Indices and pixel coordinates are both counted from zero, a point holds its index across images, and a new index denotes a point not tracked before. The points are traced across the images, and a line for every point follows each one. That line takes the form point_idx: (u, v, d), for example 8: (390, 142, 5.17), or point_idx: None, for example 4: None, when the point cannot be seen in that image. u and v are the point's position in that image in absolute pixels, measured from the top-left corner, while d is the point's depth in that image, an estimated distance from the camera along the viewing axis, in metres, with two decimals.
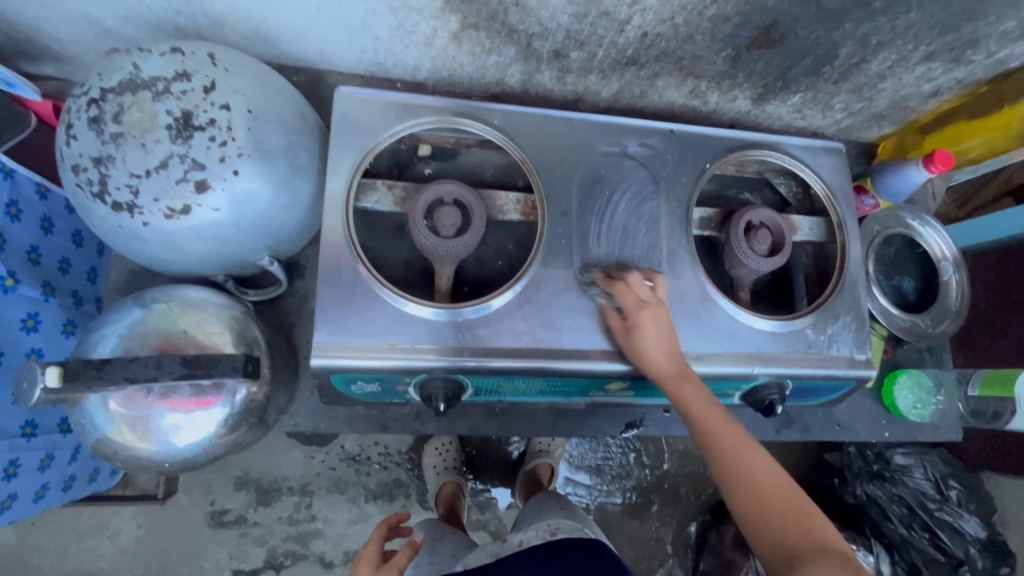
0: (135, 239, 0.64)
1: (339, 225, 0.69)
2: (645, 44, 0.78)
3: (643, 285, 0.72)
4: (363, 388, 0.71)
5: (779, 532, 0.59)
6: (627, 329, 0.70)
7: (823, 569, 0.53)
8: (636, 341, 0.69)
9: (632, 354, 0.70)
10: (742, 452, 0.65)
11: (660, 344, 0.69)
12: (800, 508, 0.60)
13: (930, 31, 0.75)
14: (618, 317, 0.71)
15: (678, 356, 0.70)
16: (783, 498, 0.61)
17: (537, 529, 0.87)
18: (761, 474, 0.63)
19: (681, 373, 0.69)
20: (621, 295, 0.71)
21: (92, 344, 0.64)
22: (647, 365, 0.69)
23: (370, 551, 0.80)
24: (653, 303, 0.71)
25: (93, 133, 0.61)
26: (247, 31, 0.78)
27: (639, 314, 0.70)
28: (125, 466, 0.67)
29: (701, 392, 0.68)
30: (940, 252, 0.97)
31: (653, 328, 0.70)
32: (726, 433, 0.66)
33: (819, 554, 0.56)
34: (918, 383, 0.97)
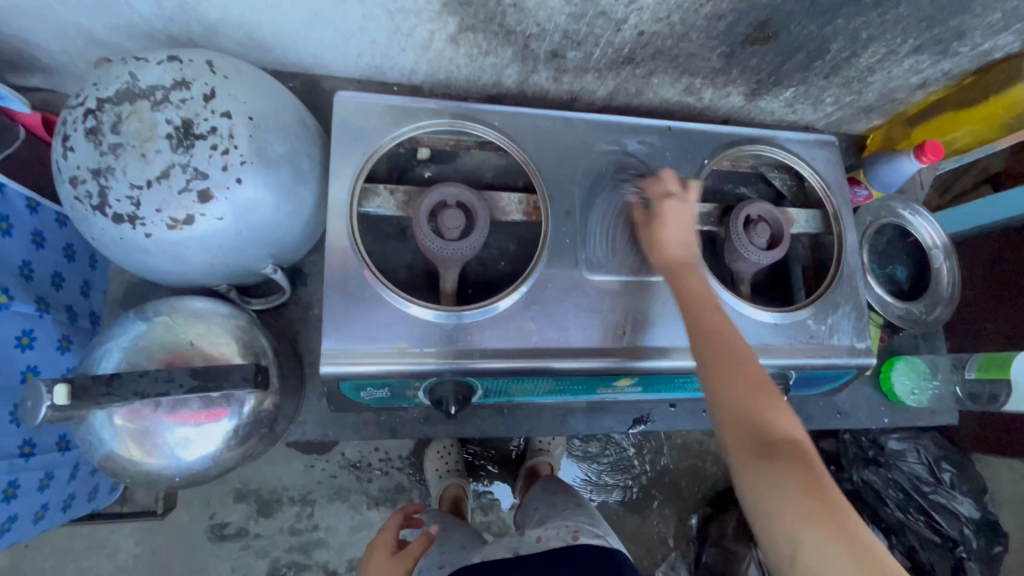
0: (137, 251, 0.63)
1: (344, 230, 0.69)
2: (642, 42, 0.78)
3: (672, 181, 0.75)
4: (373, 395, 0.71)
5: (747, 410, 0.60)
6: (649, 219, 0.73)
7: (783, 459, 0.56)
8: (654, 228, 0.72)
9: (648, 240, 0.73)
10: (726, 333, 0.65)
11: (675, 234, 0.72)
12: (774, 395, 0.61)
13: (918, 25, 0.76)
14: (643, 212, 0.75)
15: (693, 249, 0.72)
16: (761, 383, 0.62)
17: (556, 529, 0.86)
18: (742, 356, 0.64)
19: (689, 261, 0.71)
20: (649, 187, 0.75)
21: (96, 361, 0.63)
22: (659, 249, 0.72)
23: (385, 538, 0.86)
24: (680, 198, 0.73)
25: (90, 144, 0.60)
26: (241, 37, 0.77)
27: (664, 204, 0.73)
28: (135, 482, 0.66)
29: (702, 285, 0.70)
30: (930, 240, 1.00)
31: (672, 219, 0.73)
32: (716, 319, 0.66)
33: (783, 445, 0.57)
34: (914, 369, 0.98)
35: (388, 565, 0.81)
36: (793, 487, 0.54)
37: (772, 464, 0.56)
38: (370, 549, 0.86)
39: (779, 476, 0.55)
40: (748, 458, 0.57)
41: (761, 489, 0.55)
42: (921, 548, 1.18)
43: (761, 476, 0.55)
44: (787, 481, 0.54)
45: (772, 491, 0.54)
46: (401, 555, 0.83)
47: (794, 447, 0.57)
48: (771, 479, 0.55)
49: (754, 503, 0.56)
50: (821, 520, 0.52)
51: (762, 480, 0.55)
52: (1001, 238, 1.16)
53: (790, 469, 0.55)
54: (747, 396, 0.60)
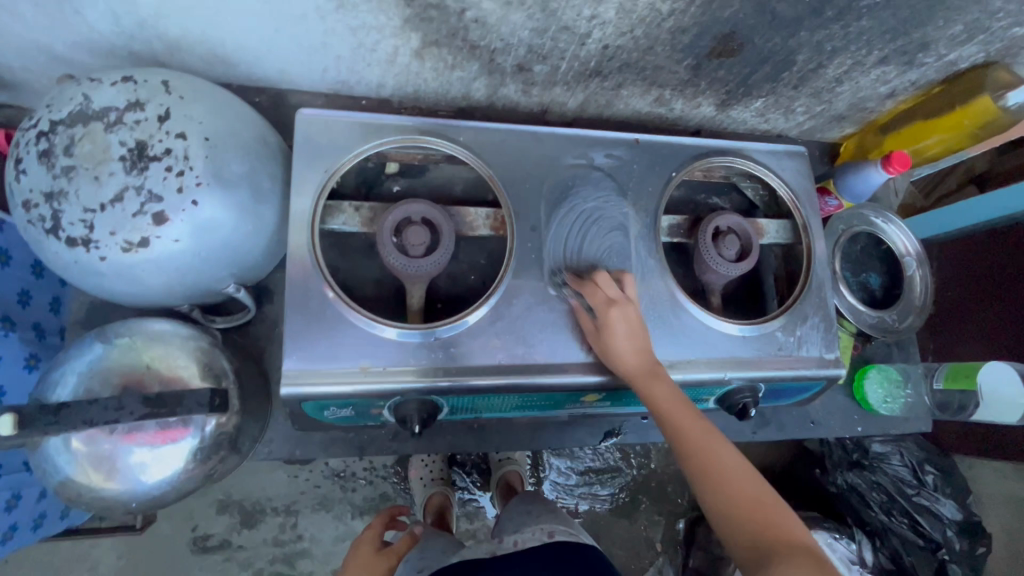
0: (93, 275, 0.62)
1: (306, 248, 0.68)
2: (607, 56, 0.78)
3: (609, 284, 0.73)
4: (337, 414, 0.70)
5: (751, 530, 0.58)
6: (598, 328, 0.70)
7: (797, 569, 0.53)
8: (606, 342, 0.70)
9: (605, 354, 0.70)
10: (709, 449, 0.64)
11: (630, 344, 0.69)
12: (773, 506, 0.60)
13: (882, 37, 0.76)
14: (591, 319, 0.72)
15: (648, 353, 0.70)
16: (756, 497, 0.61)
17: (534, 531, 0.86)
18: (732, 470, 0.62)
19: (651, 369, 0.69)
20: (589, 294, 0.72)
21: (52, 385, 0.62)
22: (617, 364, 0.69)
23: (370, 536, 0.89)
24: (622, 302, 0.71)
25: (43, 167, 0.59)
26: (205, 54, 0.77)
27: (608, 311, 0.70)
28: (90, 507, 0.65)
29: (672, 391, 0.68)
30: (903, 248, 1.00)
31: (621, 326, 0.70)
32: (693, 428, 0.65)
33: (795, 554, 0.55)
34: (887, 377, 0.99)
35: (371, 560, 0.84)
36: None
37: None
38: (354, 547, 0.88)
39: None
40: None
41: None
42: (904, 551, 1.19)
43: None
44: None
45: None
46: (387, 552, 0.86)
47: (806, 554, 0.55)
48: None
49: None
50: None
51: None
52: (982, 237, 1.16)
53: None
54: (748, 514, 0.59)
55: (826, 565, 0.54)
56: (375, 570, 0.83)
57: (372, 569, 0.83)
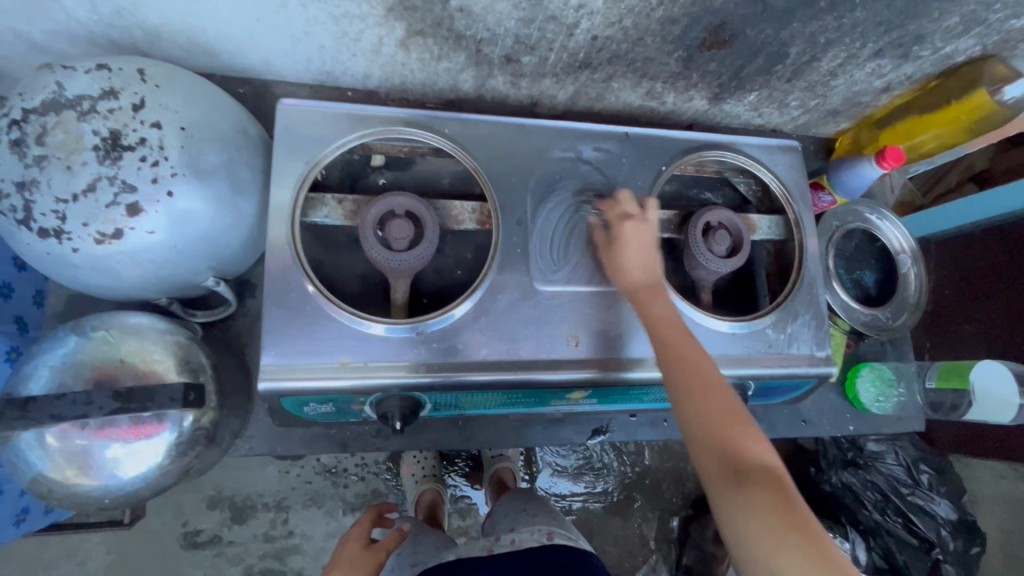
0: (66, 267, 0.61)
1: (286, 241, 0.67)
2: (597, 47, 0.77)
3: (628, 202, 0.74)
4: (317, 410, 0.69)
5: (721, 443, 0.61)
6: (609, 244, 0.73)
7: (754, 490, 0.57)
8: (613, 256, 0.72)
9: (610, 267, 0.73)
10: (695, 364, 0.65)
11: (636, 260, 0.72)
12: (745, 423, 0.62)
13: (877, 29, 0.75)
14: (604, 234, 0.75)
15: (654, 271, 0.72)
16: (732, 419, 0.62)
17: (531, 532, 0.82)
18: (715, 386, 0.64)
19: (654, 284, 0.71)
20: (608, 209, 0.75)
21: (25, 379, 0.61)
22: (622, 275, 0.72)
23: (358, 532, 0.83)
24: (637, 220, 0.73)
25: (15, 156, 0.58)
26: (185, 42, 0.75)
27: (620, 228, 0.73)
28: (63, 503, 0.64)
29: (669, 309, 0.70)
30: (898, 245, 0.99)
31: (632, 243, 0.72)
32: (683, 341, 0.67)
33: (754, 469, 0.58)
34: (880, 376, 0.98)
35: (359, 557, 0.79)
36: (765, 517, 0.55)
37: (745, 497, 0.57)
38: (343, 542, 0.83)
39: (750, 503, 0.56)
40: (723, 489, 0.59)
41: (733, 515, 0.57)
42: (898, 551, 1.18)
43: (734, 505, 0.57)
44: (759, 511, 0.56)
45: (742, 520, 0.56)
46: (374, 548, 0.81)
47: (764, 472, 0.58)
48: (748, 514, 0.56)
49: (731, 532, 0.57)
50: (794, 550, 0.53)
51: (734, 509, 0.57)
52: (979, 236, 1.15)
53: (767, 498, 0.56)
54: (720, 424, 0.62)
55: (780, 487, 0.57)
56: (364, 566, 0.78)
57: (361, 566, 0.78)
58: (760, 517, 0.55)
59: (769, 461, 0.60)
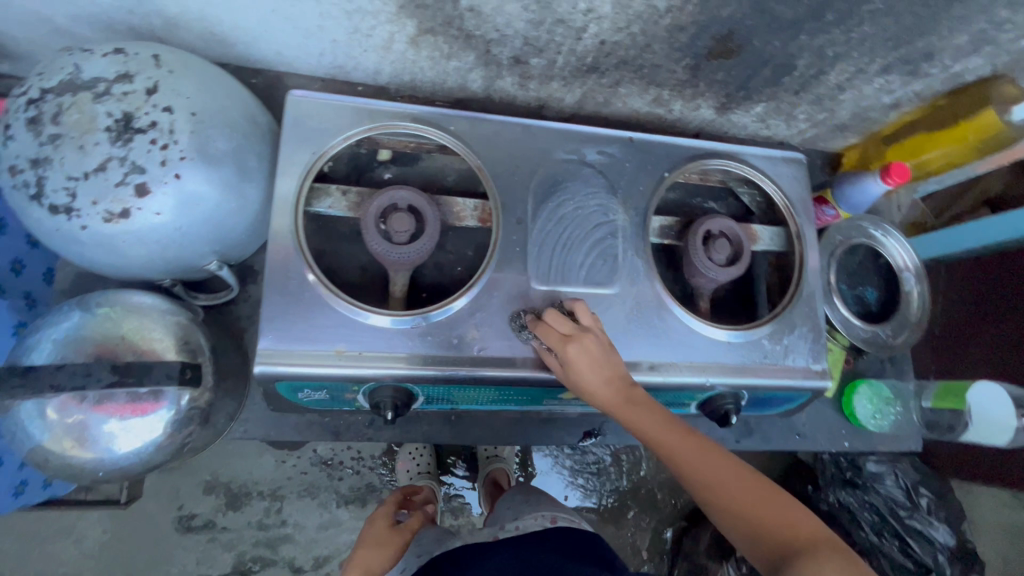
0: (74, 243, 0.63)
1: (288, 229, 0.68)
2: (604, 52, 0.77)
3: (563, 319, 0.67)
4: (311, 396, 0.70)
5: (761, 530, 0.60)
6: (564, 367, 0.66)
7: (819, 565, 0.54)
8: (574, 382, 0.66)
9: (576, 392, 0.67)
10: (704, 464, 0.63)
11: (599, 378, 0.65)
12: (773, 500, 0.61)
13: (885, 45, 0.75)
14: (555, 360, 0.68)
15: (624, 380, 0.66)
16: (758, 499, 0.61)
17: (534, 517, 0.83)
18: (726, 476, 0.63)
19: (629, 395, 0.66)
20: (544, 335, 0.67)
21: (29, 350, 0.63)
22: (591, 398, 0.66)
23: (386, 512, 0.93)
24: (580, 339, 0.66)
25: (30, 133, 0.60)
26: (203, 32, 0.77)
27: (566, 351, 0.65)
28: (58, 475, 0.65)
29: (651, 412, 0.65)
30: (901, 262, 0.98)
31: (584, 363, 0.65)
32: (679, 443, 0.64)
33: (805, 545, 0.57)
34: (877, 394, 0.99)
35: (387, 534, 0.88)
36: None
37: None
38: (368, 522, 0.93)
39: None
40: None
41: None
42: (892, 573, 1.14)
43: None
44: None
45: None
46: (399, 528, 0.89)
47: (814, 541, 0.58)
48: None
49: None
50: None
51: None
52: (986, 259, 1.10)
53: (835, 569, 0.54)
54: (750, 513, 0.61)
55: (835, 547, 0.57)
56: (389, 544, 0.86)
57: (387, 541, 0.86)
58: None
59: (815, 529, 0.59)
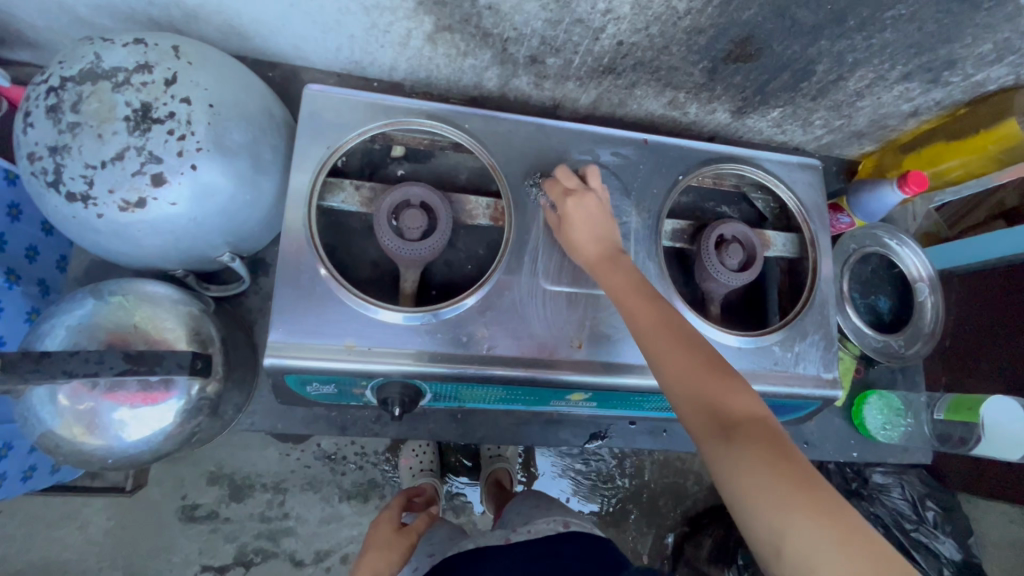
0: (90, 231, 0.63)
1: (301, 223, 0.68)
2: (621, 53, 0.77)
3: (570, 177, 0.74)
4: (319, 391, 0.71)
5: (702, 396, 0.56)
6: (560, 221, 0.72)
7: (744, 442, 0.51)
8: (565, 232, 0.71)
9: (565, 244, 0.71)
10: (661, 328, 0.61)
11: (588, 232, 0.70)
12: (724, 377, 0.57)
13: (907, 52, 0.74)
14: (553, 215, 0.74)
15: (610, 243, 0.70)
16: (710, 371, 0.57)
17: (546, 519, 0.84)
18: (683, 342, 0.59)
19: (611, 255, 0.69)
20: (549, 190, 0.74)
21: (42, 335, 0.63)
22: (577, 252, 0.70)
23: (391, 514, 0.91)
24: (580, 194, 0.71)
25: (50, 121, 0.60)
26: (221, 25, 0.77)
27: (564, 203, 0.71)
28: (68, 462, 0.65)
29: (627, 275, 0.67)
30: (916, 272, 0.97)
31: (579, 218, 0.71)
32: (643, 308, 0.63)
33: (744, 423, 0.53)
34: (888, 405, 0.97)
35: (393, 537, 0.87)
36: (760, 470, 0.49)
37: (738, 450, 0.51)
38: (372, 524, 0.91)
39: (746, 455, 0.51)
40: (714, 447, 0.53)
41: (729, 474, 0.51)
42: None
43: (729, 463, 0.51)
44: (755, 466, 0.50)
45: (739, 476, 0.50)
46: (406, 531, 0.88)
47: (753, 425, 0.53)
48: (746, 470, 0.50)
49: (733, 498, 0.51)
50: (797, 496, 0.48)
51: (728, 467, 0.51)
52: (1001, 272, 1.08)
53: (761, 450, 0.51)
54: (697, 378, 0.57)
55: (773, 436, 0.52)
56: (397, 546, 0.85)
57: (394, 543, 0.85)
58: (758, 470, 0.49)
59: (756, 409, 0.55)
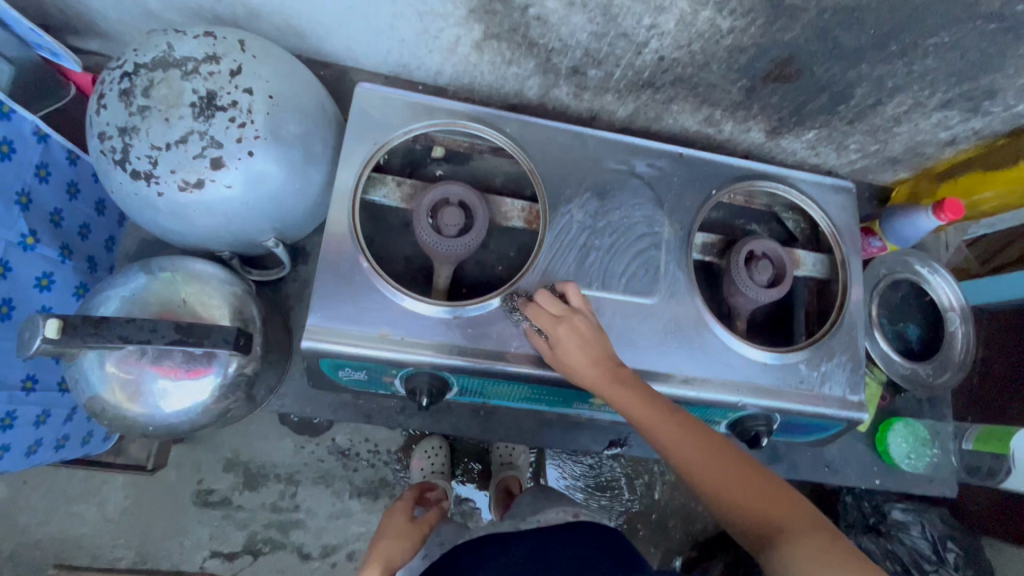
0: (149, 208, 0.67)
1: (344, 213, 0.71)
2: (662, 68, 0.79)
3: (553, 300, 0.68)
4: (351, 376, 0.73)
5: (745, 507, 0.57)
6: (551, 346, 0.67)
7: (799, 545, 0.52)
8: (561, 359, 0.67)
9: (564, 368, 0.67)
10: (685, 440, 0.62)
11: (584, 354, 0.66)
12: (759, 481, 0.59)
13: (947, 80, 0.75)
14: (542, 340, 0.69)
15: (607, 358, 0.67)
16: (742, 477, 0.59)
17: (556, 512, 0.85)
18: (708, 451, 0.61)
19: (613, 372, 0.66)
20: (533, 314, 0.68)
21: (96, 304, 0.67)
22: (577, 376, 0.67)
23: (405, 504, 0.94)
24: (568, 315, 0.67)
25: (122, 104, 0.64)
26: (281, 24, 0.82)
27: (554, 332, 0.67)
28: (111, 425, 0.69)
29: (635, 392, 0.65)
30: (947, 302, 0.96)
31: (571, 339, 0.66)
32: (661, 423, 0.63)
33: (794, 528, 0.55)
34: (912, 432, 0.96)
35: (407, 527, 0.90)
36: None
37: (795, 555, 0.52)
38: (387, 514, 0.94)
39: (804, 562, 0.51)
40: (771, 561, 0.54)
41: None
42: None
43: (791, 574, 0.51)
44: (819, 572, 0.50)
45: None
46: (418, 523, 0.91)
47: (803, 528, 0.54)
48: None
49: None
50: None
51: None
52: (1013, 312, 1.07)
53: (816, 550, 0.52)
54: (736, 493, 0.58)
55: (825, 532, 0.54)
56: (410, 537, 0.88)
57: (408, 534, 0.88)
58: (824, 573, 0.50)
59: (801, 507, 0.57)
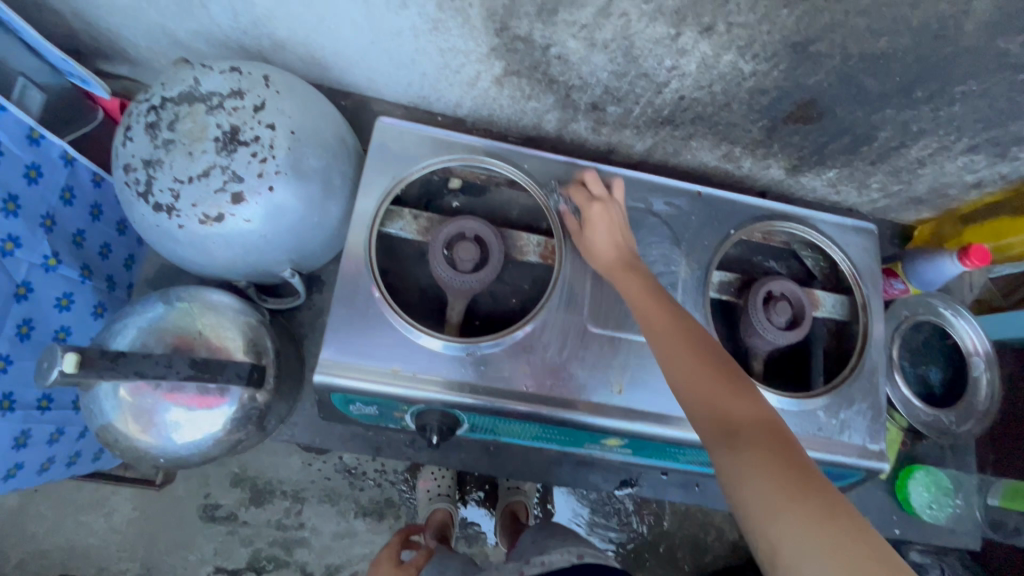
0: (169, 239, 0.67)
1: (361, 247, 0.71)
2: (682, 106, 0.79)
3: (597, 183, 0.77)
4: (361, 410, 0.73)
5: (708, 400, 0.55)
6: (581, 224, 0.75)
7: (751, 445, 0.50)
8: (585, 234, 0.73)
9: (584, 246, 0.73)
10: (672, 330, 0.62)
11: (608, 237, 0.72)
12: (733, 381, 0.56)
13: (974, 126, 0.74)
14: (575, 220, 0.76)
15: (626, 252, 0.72)
16: (716, 371, 0.57)
17: (561, 552, 0.82)
18: (690, 343, 0.60)
19: (627, 263, 0.71)
20: (574, 194, 0.76)
21: (114, 333, 0.67)
22: (592, 254, 0.73)
23: (390, 552, 0.97)
24: (603, 199, 0.75)
25: (147, 137, 0.65)
26: (305, 55, 0.83)
27: (588, 208, 0.74)
28: (123, 454, 0.69)
29: (645, 283, 0.68)
30: (971, 346, 0.93)
31: (600, 222, 0.73)
32: (656, 311, 0.65)
33: (750, 428, 0.52)
34: (935, 483, 0.94)
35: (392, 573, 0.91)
36: (759, 475, 0.48)
37: (742, 453, 0.50)
38: (373, 563, 0.96)
39: (748, 460, 0.49)
40: (719, 453, 0.52)
41: (734, 479, 0.50)
42: None
43: (732, 465, 0.50)
44: (756, 469, 0.49)
45: (739, 486, 0.49)
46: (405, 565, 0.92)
47: (761, 431, 0.52)
48: (745, 469, 0.49)
49: (736, 507, 0.49)
50: (800, 505, 0.46)
51: (732, 471, 0.50)
52: None
53: (761, 455, 0.50)
54: (707, 382, 0.57)
55: (782, 443, 0.51)
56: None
57: None
58: (757, 469, 0.49)
59: (766, 415, 0.54)
